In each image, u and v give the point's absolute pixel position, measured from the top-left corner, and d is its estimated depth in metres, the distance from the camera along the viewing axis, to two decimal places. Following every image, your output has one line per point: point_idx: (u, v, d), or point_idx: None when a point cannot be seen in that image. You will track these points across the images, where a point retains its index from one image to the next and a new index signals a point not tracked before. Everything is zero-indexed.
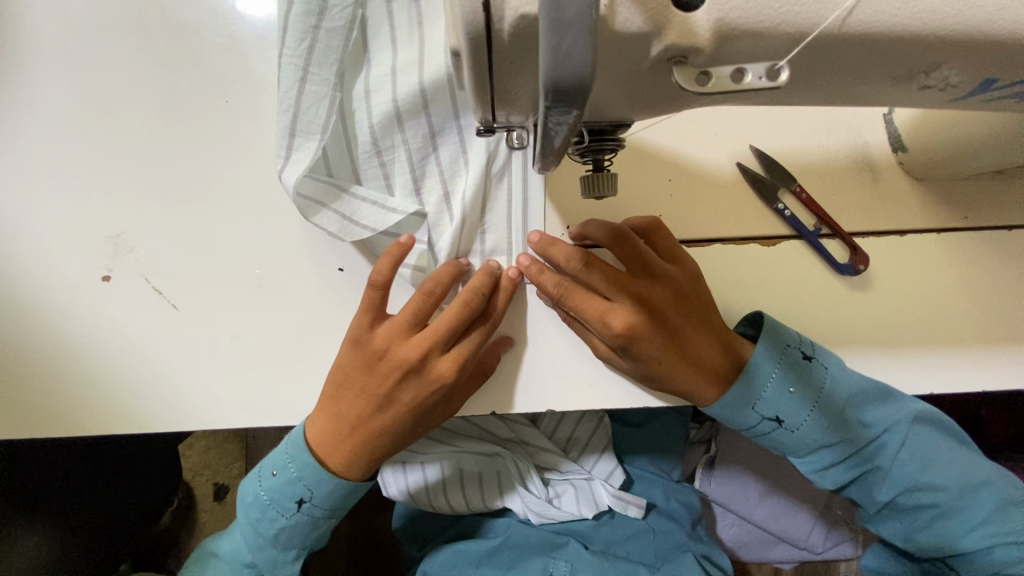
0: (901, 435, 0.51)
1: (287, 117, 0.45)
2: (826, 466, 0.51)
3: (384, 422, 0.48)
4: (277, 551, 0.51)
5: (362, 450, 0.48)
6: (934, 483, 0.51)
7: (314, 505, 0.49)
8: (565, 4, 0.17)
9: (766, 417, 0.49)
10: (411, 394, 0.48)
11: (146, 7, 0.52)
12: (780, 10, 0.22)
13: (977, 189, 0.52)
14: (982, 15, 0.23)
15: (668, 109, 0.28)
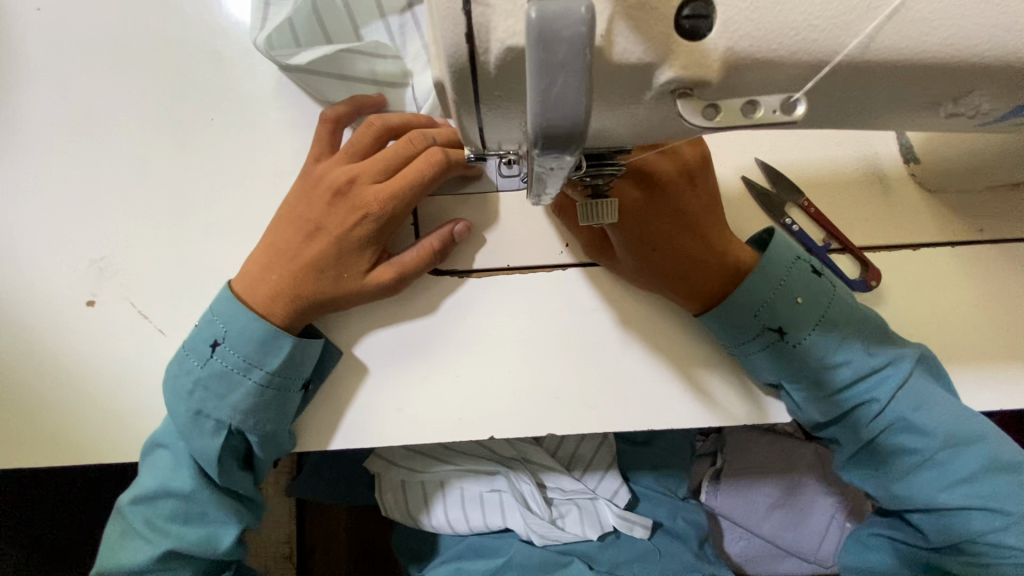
0: (899, 368, 0.46)
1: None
2: (811, 398, 0.47)
3: (312, 254, 0.45)
4: (191, 417, 0.45)
5: (287, 283, 0.45)
6: (922, 426, 0.46)
7: (229, 349, 0.44)
8: (555, 43, 0.15)
9: (767, 327, 0.46)
10: (339, 221, 0.45)
11: (133, 19, 0.51)
12: (796, 38, 0.20)
13: (995, 201, 0.50)
14: (1014, 38, 0.22)
15: (673, 137, 0.26)
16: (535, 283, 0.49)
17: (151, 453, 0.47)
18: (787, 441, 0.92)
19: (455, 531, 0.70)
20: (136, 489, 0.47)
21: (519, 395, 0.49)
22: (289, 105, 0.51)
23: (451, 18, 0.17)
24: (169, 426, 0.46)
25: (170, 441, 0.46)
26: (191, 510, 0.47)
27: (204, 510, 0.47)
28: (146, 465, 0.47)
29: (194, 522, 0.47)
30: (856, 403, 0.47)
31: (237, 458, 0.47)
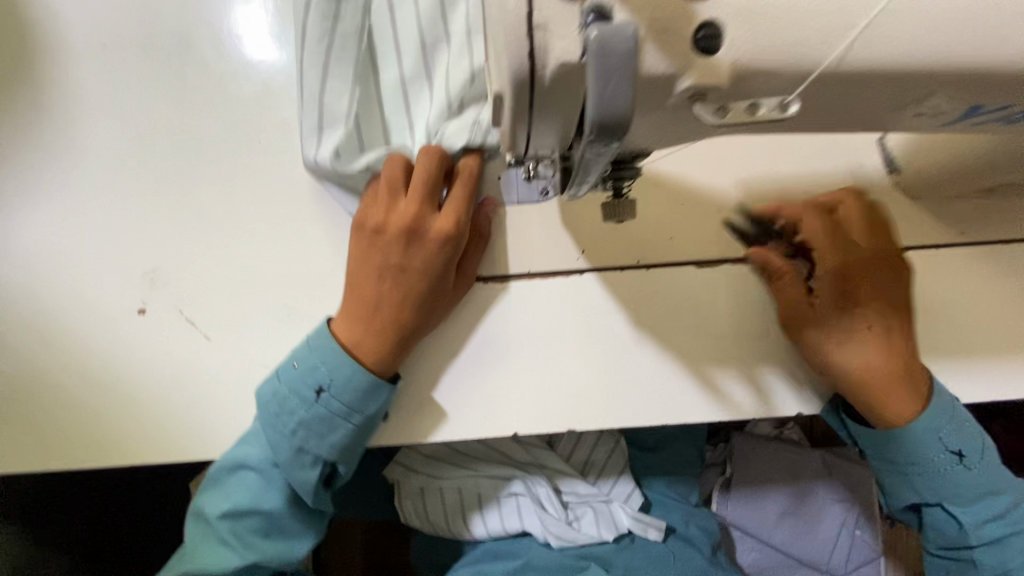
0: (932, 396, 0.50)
1: (313, 113, 0.51)
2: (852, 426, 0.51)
3: (404, 294, 0.48)
4: (293, 452, 0.48)
5: (391, 326, 0.47)
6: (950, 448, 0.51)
7: (332, 396, 0.47)
8: (610, 54, 0.20)
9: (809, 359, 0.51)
10: (424, 256, 0.48)
11: (184, 54, 0.55)
12: (788, 52, 0.24)
13: (975, 210, 0.54)
14: (972, 54, 0.25)
15: (685, 138, 0.30)
16: (554, 288, 0.53)
17: (237, 471, 0.49)
18: (793, 448, 0.96)
19: (474, 535, 0.72)
20: (222, 505, 0.50)
21: (542, 393, 0.52)
22: None
23: (517, 40, 0.22)
24: (263, 455, 0.49)
25: (263, 469, 0.49)
26: (275, 526, 0.50)
27: (284, 526, 0.51)
28: (232, 489, 0.50)
29: (274, 536, 0.50)
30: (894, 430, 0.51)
31: (325, 480, 0.51)
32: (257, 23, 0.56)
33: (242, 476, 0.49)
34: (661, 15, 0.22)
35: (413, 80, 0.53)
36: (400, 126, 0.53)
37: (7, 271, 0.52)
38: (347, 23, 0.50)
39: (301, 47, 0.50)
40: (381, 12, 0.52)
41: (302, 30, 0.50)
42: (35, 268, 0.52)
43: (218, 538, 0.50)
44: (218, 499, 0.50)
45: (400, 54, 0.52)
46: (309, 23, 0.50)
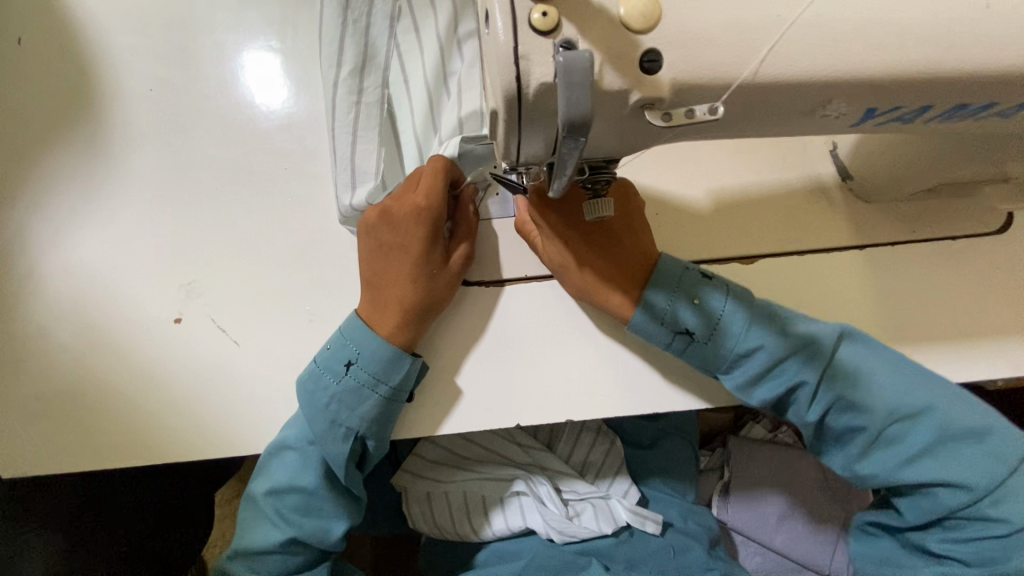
0: (824, 348, 0.52)
1: (347, 171, 0.58)
2: (749, 383, 0.53)
3: (400, 270, 0.53)
4: (327, 425, 0.52)
5: (397, 304, 0.53)
6: (860, 405, 0.51)
7: (360, 368, 0.52)
8: (574, 70, 0.24)
9: (682, 331, 0.53)
10: (412, 235, 0.54)
11: (222, 96, 0.63)
12: (713, 67, 0.29)
13: (921, 207, 0.61)
14: (891, 60, 0.30)
15: (643, 146, 0.35)
16: (547, 289, 0.59)
17: (279, 453, 0.55)
18: (787, 450, 0.98)
19: (481, 537, 0.75)
20: (267, 484, 0.55)
21: (541, 384, 0.57)
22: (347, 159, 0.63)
23: (505, 66, 0.28)
24: (300, 432, 0.54)
25: (300, 444, 0.54)
26: (311, 505, 0.55)
27: (321, 506, 0.55)
28: (278, 468, 0.54)
29: (311, 515, 0.55)
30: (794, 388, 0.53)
31: (355, 462, 0.55)
32: (283, 67, 0.64)
33: (285, 456, 0.54)
34: (616, 44, 0.28)
35: (425, 135, 0.62)
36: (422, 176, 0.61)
37: (60, 288, 0.58)
38: (370, 95, 0.58)
39: (332, 119, 0.58)
40: (397, 85, 0.62)
41: (332, 106, 0.58)
42: (86, 283, 0.59)
43: (265, 515, 0.55)
44: (263, 481, 0.55)
45: (414, 113, 0.62)
46: (338, 98, 0.58)
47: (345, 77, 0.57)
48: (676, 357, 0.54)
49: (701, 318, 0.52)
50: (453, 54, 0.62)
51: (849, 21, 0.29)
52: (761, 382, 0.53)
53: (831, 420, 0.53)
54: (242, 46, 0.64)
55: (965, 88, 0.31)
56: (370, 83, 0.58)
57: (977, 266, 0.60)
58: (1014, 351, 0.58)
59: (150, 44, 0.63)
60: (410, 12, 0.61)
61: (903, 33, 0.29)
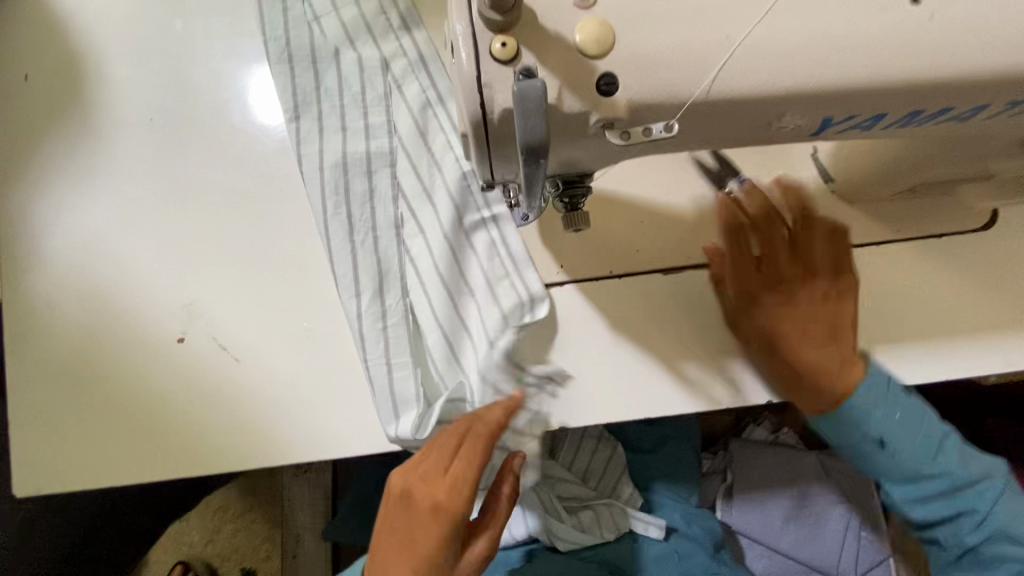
0: (998, 486, 0.56)
1: (387, 401, 0.56)
2: (913, 496, 0.56)
3: (404, 558, 0.52)
4: None
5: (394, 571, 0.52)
6: (1018, 538, 0.55)
7: None
8: (528, 99, 0.26)
9: (870, 436, 0.55)
10: (421, 534, 0.52)
11: (222, 124, 0.65)
12: (667, 89, 0.30)
13: (904, 207, 0.62)
14: (843, 72, 0.31)
15: (611, 162, 0.36)
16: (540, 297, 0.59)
17: None
18: (790, 452, 0.97)
19: None
20: None
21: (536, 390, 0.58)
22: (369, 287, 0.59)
23: (469, 93, 0.30)
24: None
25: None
26: None
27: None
28: None
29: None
30: (960, 514, 0.55)
31: None
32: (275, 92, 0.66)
33: None
34: (573, 70, 0.29)
35: (458, 241, 0.61)
36: (467, 347, 0.59)
37: (71, 313, 0.61)
38: (393, 315, 0.58)
39: (362, 349, 0.58)
40: (409, 201, 0.61)
41: (361, 336, 0.58)
42: (95, 309, 0.61)
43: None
44: None
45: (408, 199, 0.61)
46: (337, 223, 0.59)
47: (367, 306, 0.58)
48: (847, 451, 0.57)
49: (896, 435, 0.55)
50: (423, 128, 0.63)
51: (797, 37, 0.30)
52: (924, 504, 0.56)
53: (985, 550, 0.55)
54: (237, 75, 0.66)
55: (917, 98, 0.32)
56: (392, 303, 0.59)
57: (961, 264, 0.61)
58: (994, 347, 0.59)
59: (149, 78, 0.66)
60: (382, 205, 0.61)
61: (851, 48, 0.30)
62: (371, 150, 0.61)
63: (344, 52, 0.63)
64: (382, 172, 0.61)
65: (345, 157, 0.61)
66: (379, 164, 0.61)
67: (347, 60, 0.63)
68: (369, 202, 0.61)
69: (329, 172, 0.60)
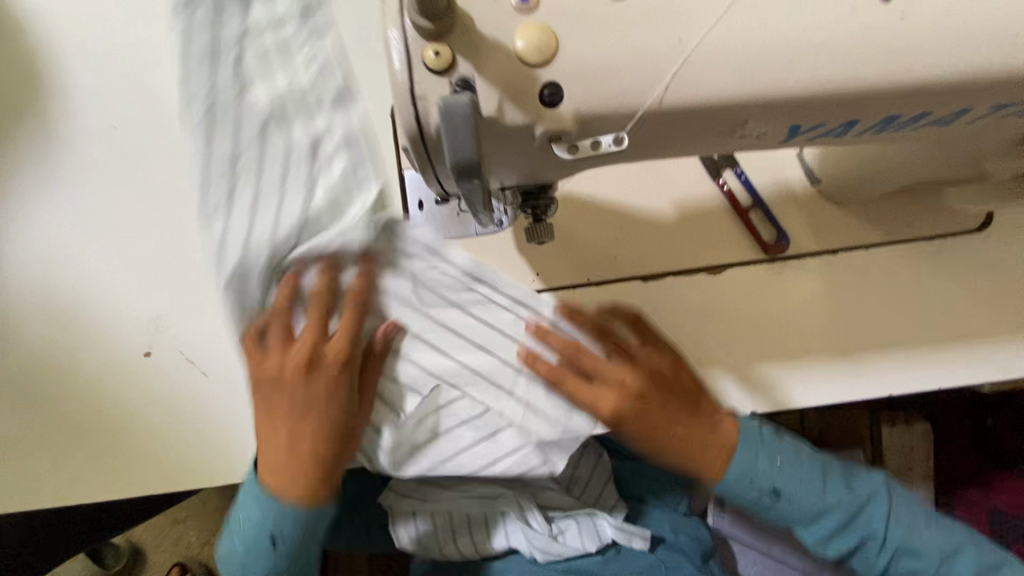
0: (885, 501, 0.53)
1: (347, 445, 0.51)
2: (824, 537, 0.52)
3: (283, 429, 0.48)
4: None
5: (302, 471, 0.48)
6: (917, 550, 0.53)
7: (284, 542, 0.49)
8: (454, 114, 0.24)
9: (763, 489, 0.51)
10: (313, 391, 0.48)
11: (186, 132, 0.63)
12: (616, 99, 0.28)
13: (894, 207, 0.60)
14: (807, 77, 0.28)
15: (568, 173, 0.34)
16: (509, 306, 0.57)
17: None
18: None
19: (468, 556, 0.74)
20: None
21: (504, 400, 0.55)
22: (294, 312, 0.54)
23: (402, 108, 0.28)
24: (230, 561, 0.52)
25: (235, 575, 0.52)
26: None
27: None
28: None
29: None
30: (861, 540, 0.53)
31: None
32: None
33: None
34: (513, 79, 0.27)
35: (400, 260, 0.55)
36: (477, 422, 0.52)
37: (34, 329, 0.59)
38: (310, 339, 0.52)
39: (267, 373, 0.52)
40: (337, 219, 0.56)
41: None
42: (59, 325, 0.59)
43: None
44: None
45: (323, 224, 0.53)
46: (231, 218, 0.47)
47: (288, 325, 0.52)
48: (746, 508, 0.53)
49: (781, 478, 0.51)
50: (335, 108, 0.49)
51: (755, 40, 0.28)
52: (834, 539, 0.52)
53: (893, 567, 0.54)
54: None
55: (891, 102, 0.30)
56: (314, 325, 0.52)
57: (953, 267, 0.58)
58: (988, 355, 0.57)
59: (111, 85, 0.64)
60: (261, 208, 0.47)
61: (816, 52, 0.28)
62: (254, 137, 0.47)
63: (222, 8, 0.46)
64: (258, 184, 0.47)
65: (228, 239, 0.47)
66: (268, 155, 0.48)
67: (198, 8, 0.46)
68: (243, 210, 0.47)
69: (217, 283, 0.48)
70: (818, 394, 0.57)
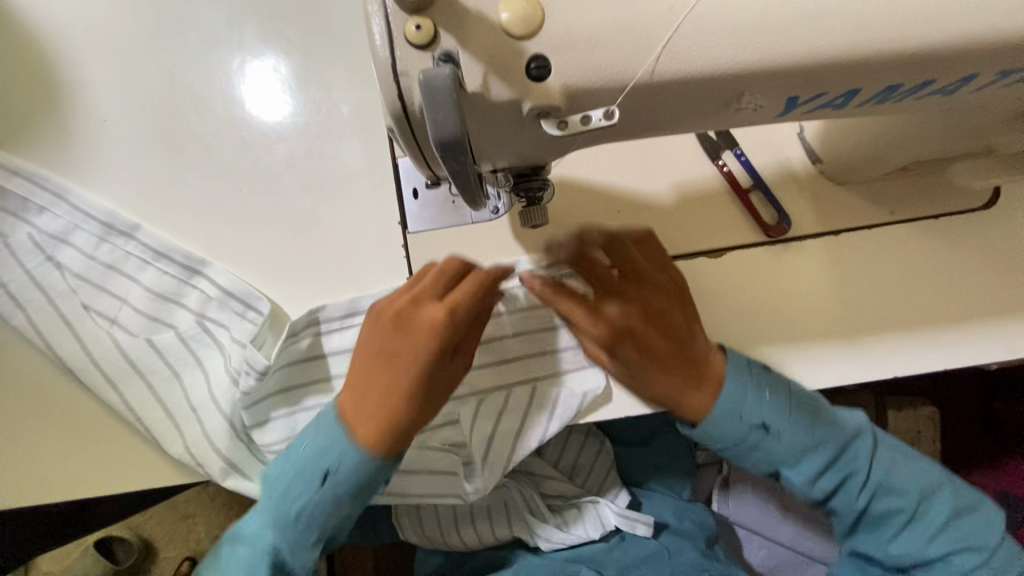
0: (870, 440, 0.52)
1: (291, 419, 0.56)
2: (813, 474, 0.51)
3: (378, 383, 0.47)
4: (285, 538, 0.48)
5: (394, 410, 0.47)
6: (897, 487, 0.52)
7: (336, 482, 0.47)
8: (436, 88, 0.23)
9: (751, 425, 0.50)
10: (405, 343, 0.47)
11: (161, 117, 0.59)
12: (605, 71, 0.27)
13: (897, 186, 0.58)
14: (805, 45, 0.27)
15: (559, 152, 0.33)
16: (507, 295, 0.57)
17: (236, 545, 0.51)
18: None
19: (469, 546, 0.73)
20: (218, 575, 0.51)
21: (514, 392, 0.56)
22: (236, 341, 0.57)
23: (385, 84, 0.26)
24: (251, 528, 0.50)
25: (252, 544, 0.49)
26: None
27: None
28: (235, 555, 0.50)
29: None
30: (843, 477, 0.51)
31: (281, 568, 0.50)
32: (217, 80, 0.60)
33: (240, 550, 0.50)
34: (498, 53, 0.26)
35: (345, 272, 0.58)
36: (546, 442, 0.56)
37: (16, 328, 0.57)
38: (162, 390, 0.56)
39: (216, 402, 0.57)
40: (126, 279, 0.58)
41: (216, 393, 0.57)
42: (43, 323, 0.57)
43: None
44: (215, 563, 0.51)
45: (263, 273, 0.58)
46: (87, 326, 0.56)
47: (153, 391, 0.56)
48: (738, 451, 0.51)
49: (772, 408, 0.50)
50: (153, 253, 0.58)
51: (749, 7, 0.27)
52: (819, 477, 0.51)
53: (873, 505, 0.52)
54: (173, 61, 0.60)
55: (892, 69, 0.29)
56: (161, 382, 0.57)
57: (959, 245, 0.57)
58: (995, 335, 0.56)
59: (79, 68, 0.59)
60: (190, 379, 0.57)
61: (813, 19, 0.27)
62: (142, 332, 0.58)
63: (23, 219, 0.58)
64: (145, 368, 0.56)
65: (193, 401, 0.57)
66: (147, 358, 0.57)
67: (14, 198, 0.58)
68: (174, 386, 0.57)
69: (213, 467, 0.55)
70: (823, 376, 0.56)
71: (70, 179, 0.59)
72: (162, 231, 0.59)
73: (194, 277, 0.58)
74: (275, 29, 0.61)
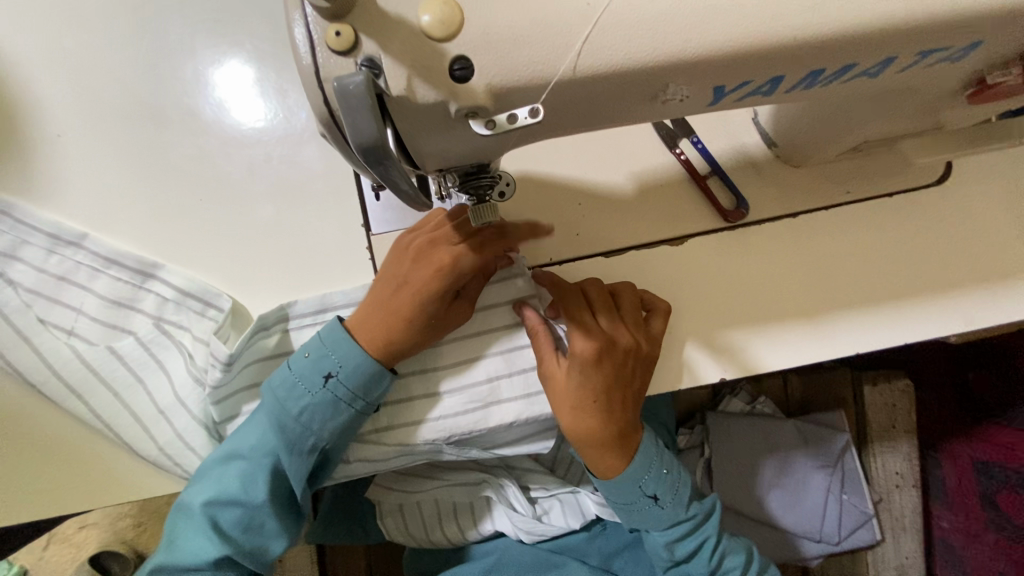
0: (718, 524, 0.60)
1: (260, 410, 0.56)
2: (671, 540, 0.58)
3: (384, 300, 0.51)
4: (284, 439, 0.50)
5: (387, 329, 0.51)
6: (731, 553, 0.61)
7: (339, 382, 0.51)
8: (349, 93, 0.24)
9: (647, 494, 0.55)
10: (413, 271, 0.51)
11: (115, 128, 0.59)
12: (528, 69, 0.27)
13: (851, 166, 0.59)
14: (722, 34, 0.28)
15: (499, 150, 0.34)
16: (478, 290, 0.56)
17: (228, 462, 0.52)
18: (766, 420, 0.94)
19: (453, 542, 0.74)
20: (210, 492, 0.51)
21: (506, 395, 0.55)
22: (199, 338, 0.57)
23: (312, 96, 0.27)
24: (248, 442, 0.52)
25: (251, 455, 0.51)
26: (253, 517, 0.52)
27: (264, 521, 0.52)
28: (228, 469, 0.51)
29: (253, 533, 0.52)
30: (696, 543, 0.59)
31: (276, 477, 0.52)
32: (171, 89, 0.59)
33: (235, 463, 0.51)
34: (421, 56, 0.27)
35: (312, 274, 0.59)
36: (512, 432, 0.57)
37: None
38: (123, 393, 0.56)
39: (182, 401, 0.57)
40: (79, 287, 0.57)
41: (181, 391, 0.57)
42: None
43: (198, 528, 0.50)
44: (203, 482, 0.51)
45: (222, 270, 0.58)
46: (45, 339, 0.55)
47: (117, 397, 0.56)
48: (624, 507, 0.56)
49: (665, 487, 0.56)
50: (103, 261, 0.57)
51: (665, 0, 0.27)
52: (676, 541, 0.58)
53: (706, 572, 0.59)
54: (125, 72, 0.59)
55: (812, 55, 0.30)
56: (124, 387, 0.56)
57: (913, 220, 0.58)
58: (952, 306, 0.57)
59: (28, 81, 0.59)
60: (153, 382, 0.57)
61: (729, 9, 0.27)
62: (102, 340, 0.57)
63: None
64: (104, 372, 0.56)
65: (160, 403, 0.56)
66: (108, 364, 0.56)
67: None
68: (137, 389, 0.56)
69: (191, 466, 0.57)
70: (787, 356, 0.57)
71: (22, 191, 0.58)
72: (109, 237, 0.58)
73: (147, 280, 0.58)
74: (227, 35, 0.60)
